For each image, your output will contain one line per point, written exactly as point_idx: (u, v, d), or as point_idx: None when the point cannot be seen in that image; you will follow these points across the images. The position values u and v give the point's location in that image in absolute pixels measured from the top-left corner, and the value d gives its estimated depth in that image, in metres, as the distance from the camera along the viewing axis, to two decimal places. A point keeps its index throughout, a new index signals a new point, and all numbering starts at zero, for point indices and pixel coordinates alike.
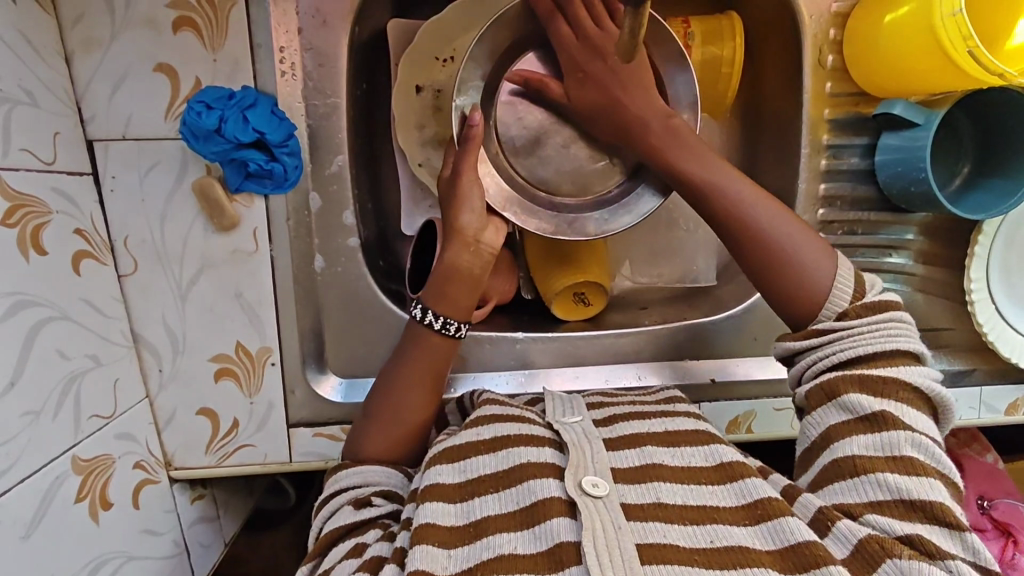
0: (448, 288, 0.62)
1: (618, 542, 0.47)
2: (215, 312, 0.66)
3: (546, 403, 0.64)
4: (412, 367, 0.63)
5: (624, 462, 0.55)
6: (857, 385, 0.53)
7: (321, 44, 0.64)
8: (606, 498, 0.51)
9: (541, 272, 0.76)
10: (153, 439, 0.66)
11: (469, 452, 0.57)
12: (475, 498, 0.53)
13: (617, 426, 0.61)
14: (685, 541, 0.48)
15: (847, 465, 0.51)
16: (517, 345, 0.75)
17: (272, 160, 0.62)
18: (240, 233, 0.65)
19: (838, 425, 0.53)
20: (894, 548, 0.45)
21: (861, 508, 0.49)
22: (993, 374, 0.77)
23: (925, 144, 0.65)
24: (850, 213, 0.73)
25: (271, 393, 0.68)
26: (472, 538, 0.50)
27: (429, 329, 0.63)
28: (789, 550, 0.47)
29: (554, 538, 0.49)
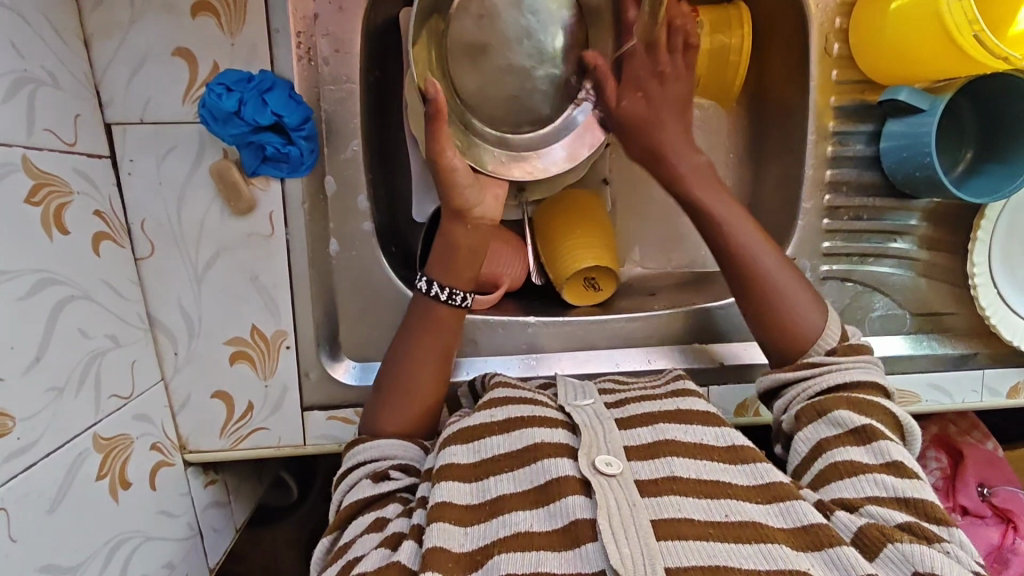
0: (453, 261, 0.66)
1: (633, 520, 0.48)
2: (231, 295, 0.66)
3: (559, 388, 0.64)
4: (420, 339, 0.65)
5: (637, 440, 0.56)
6: (846, 404, 0.57)
7: (338, 30, 0.65)
8: (620, 476, 0.52)
9: (551, 255, 0.77)
10: (169, 422, 0.67)
11: (483, 432, 0.58)
12: (489, 477, 0.54)
13: (628, 407, 0.62)
14: (699, 515, 0.49)
15: (844, 468, 0.53)
16: (528, 329, 0.75)
17: (289, 143, 0.63)
18: (256, 217, 0.65)
19: (829, 439, 0.56)
20: (894, 535, 0.48)
21: (859, 502, 0.51)
22: (995, 358, 0.79)
23: (930, 130, 0.67)
24: (854, 199, 0.74)
25: (285, 376, 0.69)
26: (488, 514, 0.51)
27: (434, 301, 0.65)
28: (802, 531, 0.48)
29: (568, 515, 0.49)
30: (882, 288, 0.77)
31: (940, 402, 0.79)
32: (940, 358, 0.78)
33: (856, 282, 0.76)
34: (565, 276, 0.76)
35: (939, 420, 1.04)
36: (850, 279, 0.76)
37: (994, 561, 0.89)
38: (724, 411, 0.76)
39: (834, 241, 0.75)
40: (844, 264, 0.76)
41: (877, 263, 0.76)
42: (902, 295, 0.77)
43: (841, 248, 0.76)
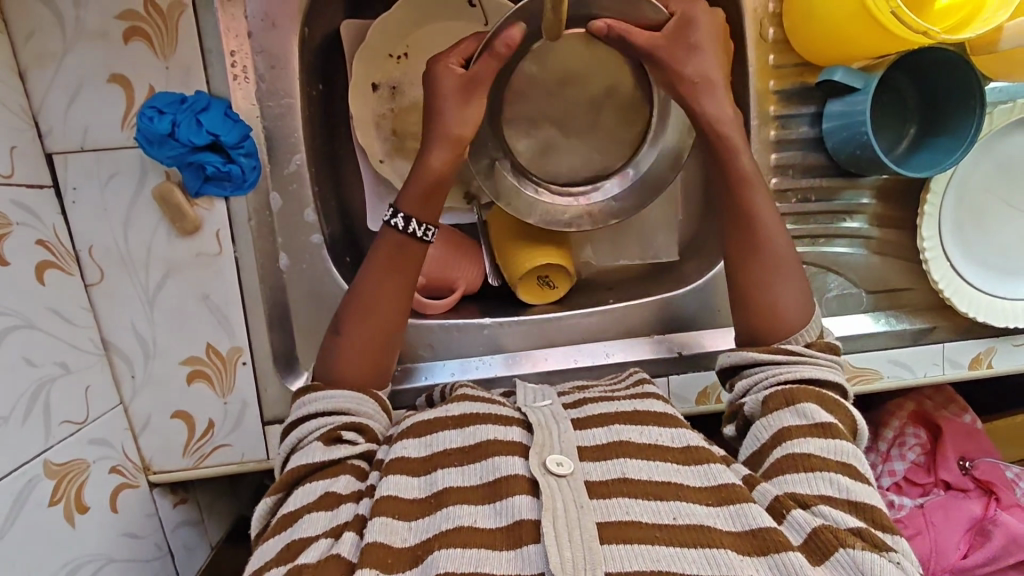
0: (426, 194, 0.64)
1: (578, 522, 0.48)
2: (184, 315, 0.67)
3: (518, 391, 0.64)
4: (377, 278, 0.64)
5: (591, 441, 0.56)
6: (815, 399, 0.57)
7: (272, 46, 0.67)
8: (570, 476, 0.52)
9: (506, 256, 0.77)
10: (130, 444, 0.67)
11: (436, 427, 0.58)
12: (438, 471, 0.54)
13: (585, 407, 0.62)
14: (647, 518, 0.50)
15: (800, 463, 0.53)
16: (486, 331, 0.76)
17: (228, 162, 0.63)
18: (203, 236, 0.66)
19: (792, 426, 0.56)
20: (847, 540, 0.48)
21: (813, 500, 0.51)
22: (955, 331, 0.79)
23: (863, 108, 0.67)
24: (801, 181, 0.75)
25: (244, 392, 0.69)
26: (433, 510, 0.52)
27: (411, 237, 0.64)
28: (749, 535, 0.49)
29: (514, 515, 0.50)
30: (836, 268, 0.77)
31: (902, 377, 0.79)
32: (899, 335, 0.78)
33: (810, 263, 0.77)
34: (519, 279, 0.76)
35: (916, 396, 1.04)
36: (804, 261, 0.76)
37: (977, 534, 0.88)
38: (686, 400, 0.77)
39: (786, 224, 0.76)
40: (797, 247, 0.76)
41: (830, 244, 0.77)
42: (857, 273, 0.78)
43: (792, 230, 0.76)
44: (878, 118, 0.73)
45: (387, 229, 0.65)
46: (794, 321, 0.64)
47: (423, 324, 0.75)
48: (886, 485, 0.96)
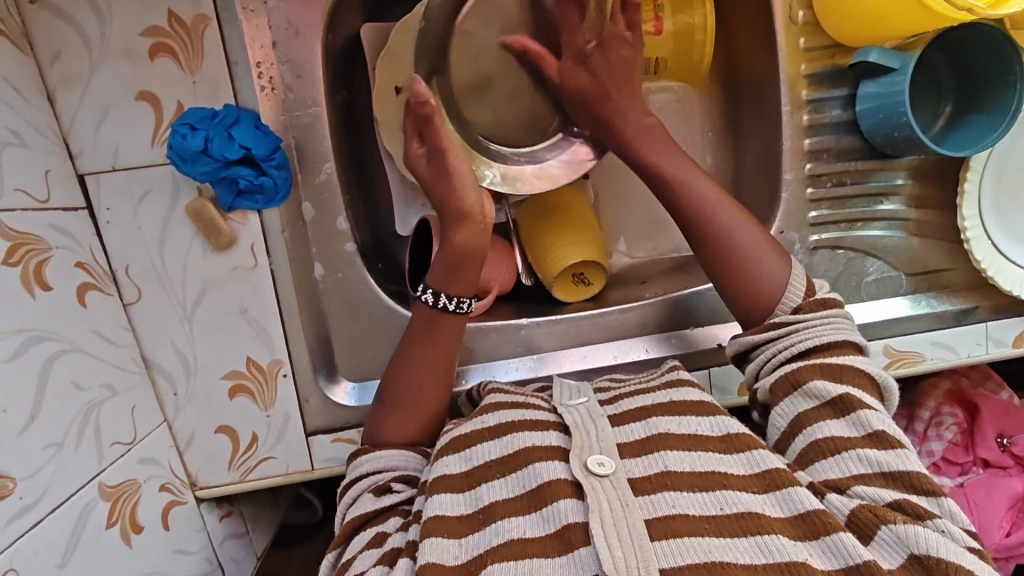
0: (458, 273, 0.64)
1: (626, 522, 0.48)
2: (222, 330, 0.67)
3: (554, 389, 0.64)
4: (427, 346, 0.65)
5: (631, 437, 0.56)
6: (820, 373, 0.57)
7: (297, 56, 0.66)
8: (613, 475, 0.51)
9: (541, 255, 0.76)
10: (177, 461, 0.67)
11: (473, 439, 0.58)
12: (481, 485, 0.54)
13: (621, 402, 0.61)
14: (694, 510, 0.49)
15: (827, 446, 0.53)
16: (522, 332, 0.75)
17: (260, 174, 0.63)
18: (238, 250, 0.65)
19: (808, 412, 0.55)
20: (887, 515, 0.48)
21: (847, 483, 0.51)
22: (997, 309, 0.78)
23: (903, 88, 0.66)
24: (836, 165, 0.74)
25: (285, 404, 0.69)
26: (482, 523, 0.51)
27: (441, 311, 0.64)
28: (799, 520, 0.49)
29: (561, 519, 0.50)
30: (874, 252, 0.76)
31: (945, 358, 0.77)
32: (941, 316, 0.77)
33: (847, 249, 0.75)
34: (555, 277, 0.76)
35: (952, 375, 1.03)
36: (841, 246, 0.75)
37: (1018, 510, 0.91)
38: (728, 391, 0.76)
39: (821, 210, 0.75)
40: (833, 232, 0.75)
41: (867, 228, 0.75)
42: (895, 256, 0.76)
43: (827, 216, 0.75)
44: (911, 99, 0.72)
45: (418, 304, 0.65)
46: (767, 294, 0.63)
47: None
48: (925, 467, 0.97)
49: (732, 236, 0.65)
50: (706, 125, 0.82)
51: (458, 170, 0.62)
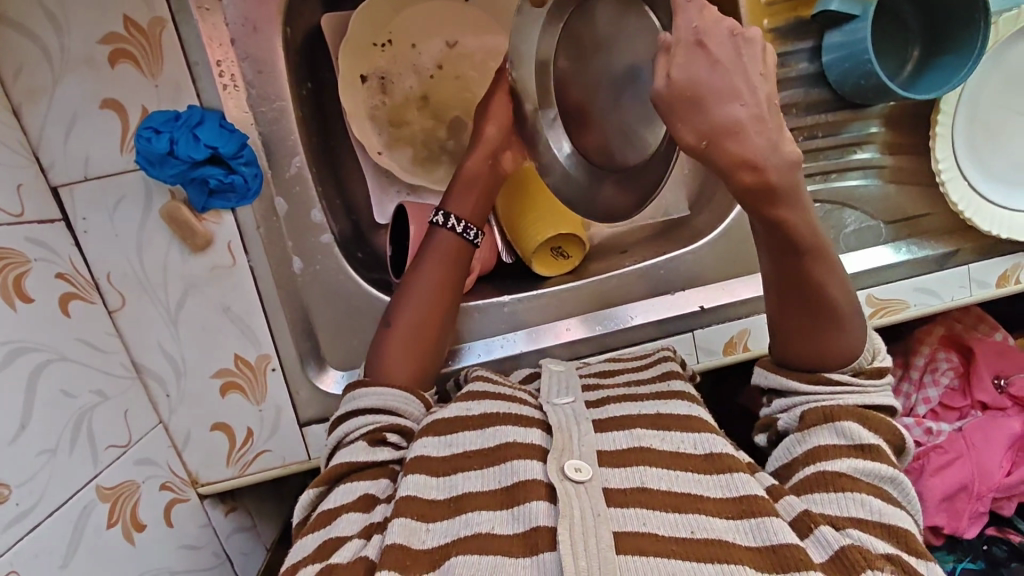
0: (466, 194, 0.72)
1: (595, 531, 0.49)
2: (208, 329, 0.68)
3: (543, 382, 0.66)
4: (433, 269, 0.69)
5: (611, 446, 0.57)
6: (857, 416, 0.57)
7: (256, 52, 0.66)
8: (588, 483, 0.53)
9: (518, 233, 0.76)
10: (176, 461, 0.69)
11: (457, 426, 0.60)
12: (458, 473, 0.56)
13: (608, 407, 0.63)
14: (664, 530, 0.50)
15: (834, 482, 0.54)
16: (505, 309, 0.76)
17: (230, 172, 0.63)
18: (215, 250, 0.66)
19: (830, 446, 0.56)
20: (873, 562, 0.48)
21: (843, 523, 0.52)
22: (979, 252, 0.78)
23: (866, 36, 0.65)
24: (807, 118, 0.73)
25: (277, 398, 0.70)
26: (452, 514, 0.53)
27: (450, 232, 0.70)
28: (771, 552, 0.49)
29: (531, 522, 0.51)
30: (851, 202, 0.76)
31: (929, 304, 0.78)
32: (924, 261, 0.77)
33: (825, 201, 0.75)
34: (534, 253, 0.76)
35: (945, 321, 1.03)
36: (820, 199, 0.75)
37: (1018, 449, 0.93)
38: (712, 352, 0.77)
39: None
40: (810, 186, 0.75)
41: (844, 178, 0.75)
42: (873, 205, 0.76)
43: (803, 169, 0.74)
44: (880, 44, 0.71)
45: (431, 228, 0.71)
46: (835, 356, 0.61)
47: None
48: (923, 412, 0.99)
49: (830, 311, 0.59)
50: None
51: (496, 104, 0.70)
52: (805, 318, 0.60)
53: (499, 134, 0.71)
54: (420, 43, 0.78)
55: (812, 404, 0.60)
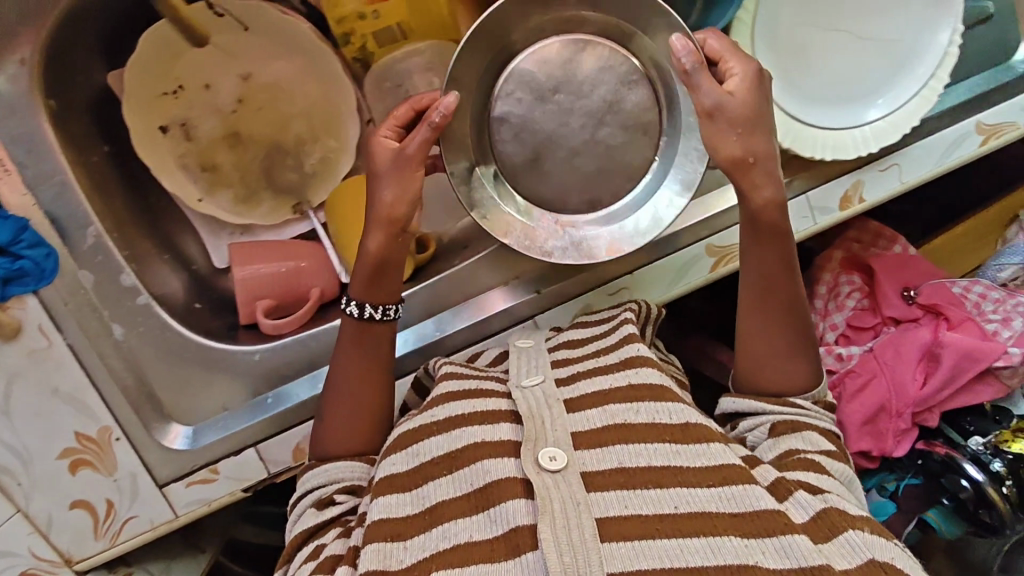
0: (387, 278, 0.66)
1: (579, 522, 0.48)
2: (41, 415, 0.66)
3: (512, 361, 0.65)
4: (347, 353, 0.67)
5: (587, 425, 0.57)
6: (822, 432, 0.62)
7: (22, 129, 0.66)
8: (565, 470, 0.52)
9: (347, 243, 0.76)
10: (42, 543, 0.70)
11: (425, 433, 0.60)
12: (427, 484, 0.56)
13: (577, 385, 0.61)
14: (648, 509, 0.50)
15: (805, 463, 0.57)
16: (339, 333, 0.75)
17: (16, 259, 0.62)
18: (27, 335, 0.63)
19: (795, 450, 0.59)
20: (854, 523, 0.50)
21: (818, 490, 0.54)
22: (816, 176, 0.73)
23: None
24: None
25: (129, 465, 0.70)
26: (429, 525, 0.53)
27: (369, 320, 0.67)
28: (748, 519, 0.49)
29: (508, 522, 0.50)
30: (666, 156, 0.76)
31: None
32: None
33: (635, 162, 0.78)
34: (355, 260, 0.77)
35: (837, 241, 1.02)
36: None
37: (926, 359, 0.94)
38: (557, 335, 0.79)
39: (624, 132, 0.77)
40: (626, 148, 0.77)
41: None
42: None
43: None
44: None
45: (343, 318, 0.67)
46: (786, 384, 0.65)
47: (284, 343, 0.75)
48: (833, 341, 1.02)
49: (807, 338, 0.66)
50: None
51: (407, 179, 0.62)
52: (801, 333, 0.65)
53: (401, 203, 0.63)
54: (214, 82, 0.75)
55: (777, 417, 0.63)
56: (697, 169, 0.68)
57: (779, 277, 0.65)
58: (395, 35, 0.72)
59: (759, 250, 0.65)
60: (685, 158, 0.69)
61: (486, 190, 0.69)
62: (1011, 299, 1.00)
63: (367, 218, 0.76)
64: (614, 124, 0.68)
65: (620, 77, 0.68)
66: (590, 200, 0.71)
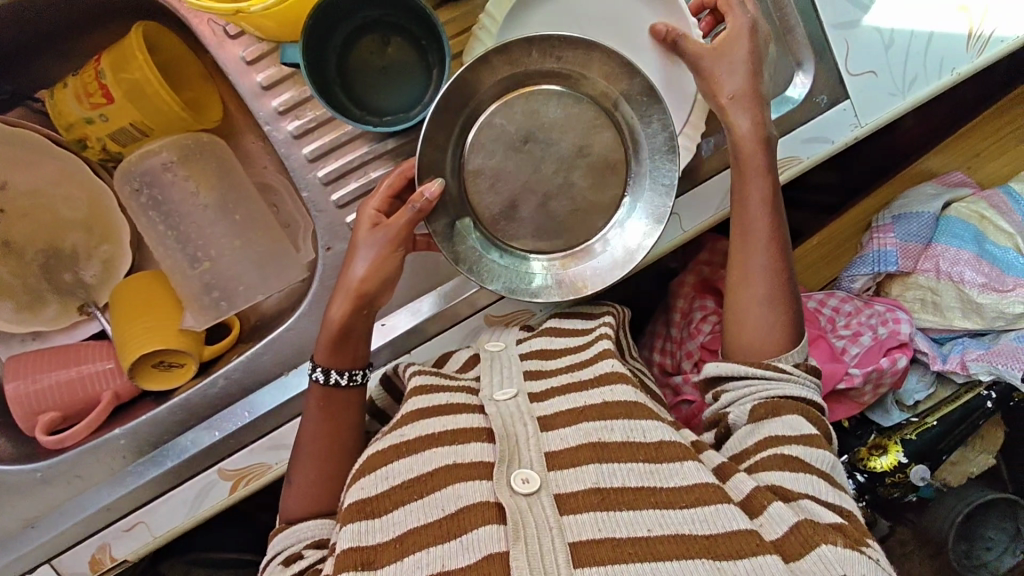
0: (344, 346, 0.66)
1: (551, 548, 0.51)
2: None
3: (483, 372, 0.66)
4: (324, 424, 0.66)
5: (560, 445, 0.59)
6: (796, 409, 0.64)
7: None
8: (537, 493, 0.55)
9: (128, 335, 0.70)
10: None
11: (391, 455, 0.60)
12: (399, 508, 0.57)
13: (552, 402, 0.64)
14: (622, 531, 0.53)
15: (786, 462, 0.61)
16: (122, 441, 0.73)
17: None
18: None
19: (789, 455, 0.61)
20: (828, 537, 0.55)
21: (794, 495, 0.59)
22: None
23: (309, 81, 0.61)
24: (352, 161, 0.68)
25: None
26: (399, 555, 0.54)
27: (337, 386, 0.66)
28: (717, 539, 0.53)
29: (482, 549, 0.52)
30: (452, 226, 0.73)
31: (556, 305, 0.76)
32: None
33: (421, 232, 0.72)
34: (133, 364, 0.71)
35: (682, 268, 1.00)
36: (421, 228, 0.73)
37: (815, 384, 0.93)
38: None
39: None
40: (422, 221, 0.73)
41: None
42: None
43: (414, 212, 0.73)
44: (373, 76, 0.67)
45: (310, 384, 0.67)
46: (771, 339, 0.68)
47: (68, 455, 0.73)
48: (688, 369, 0.96)
49: (788, 273, 0.70)
50: (259, 154, 0.78)
51: (370, 249, 0.64)
52: (772, 282, 0.69)
53: (374, 274, 0.64)
54: None
55: (758, 397, 0.66)
56: (664, 206, 0.64)
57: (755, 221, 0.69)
58: (131, 133, 0.69)
59: (739, 189, 0.69)
60: (653, 191, 0.65)
61: (468, 242, 0.66)
62: (866, 309, 0.96)
63: (148, 319, 0.70)
64: (581, 170, 0.66)
65: (586, 124, 0.65)
66: (566, 243, 0.68)
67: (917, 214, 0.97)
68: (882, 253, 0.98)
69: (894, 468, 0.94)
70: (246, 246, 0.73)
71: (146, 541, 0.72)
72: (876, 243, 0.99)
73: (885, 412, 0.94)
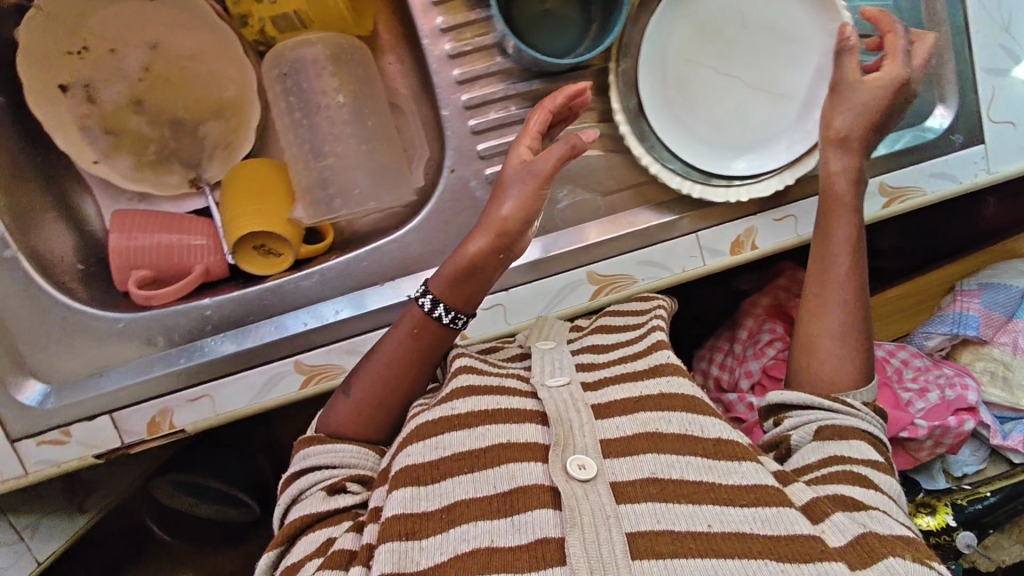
0: (467, 283, 0.63)
1: (608, 534, 0.47)
2: None
3: (536, 360, 0.63)
4: (392, 354, 0.65)
5: (617, 433, 0.56)
6: (865, 437, 0.61)
7: None
8: (593, 481, 0.51)
9: (236, 214, 0.72)
10: None
11: (441, 427, 0.56)
12: (445, 480, 0.53)
13: (607, 390, 0.61)
14: (681, 525, 0.48)
15: (850, 475, 0.57)
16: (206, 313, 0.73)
17: None
18: None
19: (862, 475, 0.57)
20: (893, 547, 0.49)
21: (863, 503, 0.54)
22: (704, 219, 0.75)
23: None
24: (496, 92, 0.70)
25: None
26: (446, 525, 0.50)
27: (433, 321, 0.64)
28: (783, 539, 0.48)
29: (533, 532, 0.48)
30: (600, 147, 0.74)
31: (660, 277, 0.75)
32: (642, 234, 0.74)
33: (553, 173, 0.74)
34: (235, 241, 0.73)
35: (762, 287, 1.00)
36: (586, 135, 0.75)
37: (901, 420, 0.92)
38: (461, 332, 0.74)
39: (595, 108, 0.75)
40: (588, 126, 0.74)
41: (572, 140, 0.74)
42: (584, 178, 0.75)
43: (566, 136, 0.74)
44: (539, 16, 0.70)
45: (414, 307, 0.65)
46: (839, 374, 0.65)
47: (149, 315, 0.73)
48: (747, 388, 0.95)
49: (865, 314, 0.67)
50: (399, 75, 0.81)
51: (540, 161, 0.61)
52: (850, 317, 0.67)
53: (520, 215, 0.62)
54: (120, 47, 0.75)
55: (822, 420, 0.62)
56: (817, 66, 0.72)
57: (830, 254, 0.68)
58: (292, 22, 0.73)
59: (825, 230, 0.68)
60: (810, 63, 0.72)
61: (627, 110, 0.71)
62: (935, 369, 0.96)
63: (258, 202, 0.72)
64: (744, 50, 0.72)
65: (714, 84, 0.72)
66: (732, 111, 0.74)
67: (1006, 286, 0.98)
68: (963, 316, 0.97)
69: (941, 529, 0.90)
70: (370, 153, 0.74)
71: (205, 415, 0.72)
72: (959, 306, 0.99)
73: (931, 475, 0.94)
